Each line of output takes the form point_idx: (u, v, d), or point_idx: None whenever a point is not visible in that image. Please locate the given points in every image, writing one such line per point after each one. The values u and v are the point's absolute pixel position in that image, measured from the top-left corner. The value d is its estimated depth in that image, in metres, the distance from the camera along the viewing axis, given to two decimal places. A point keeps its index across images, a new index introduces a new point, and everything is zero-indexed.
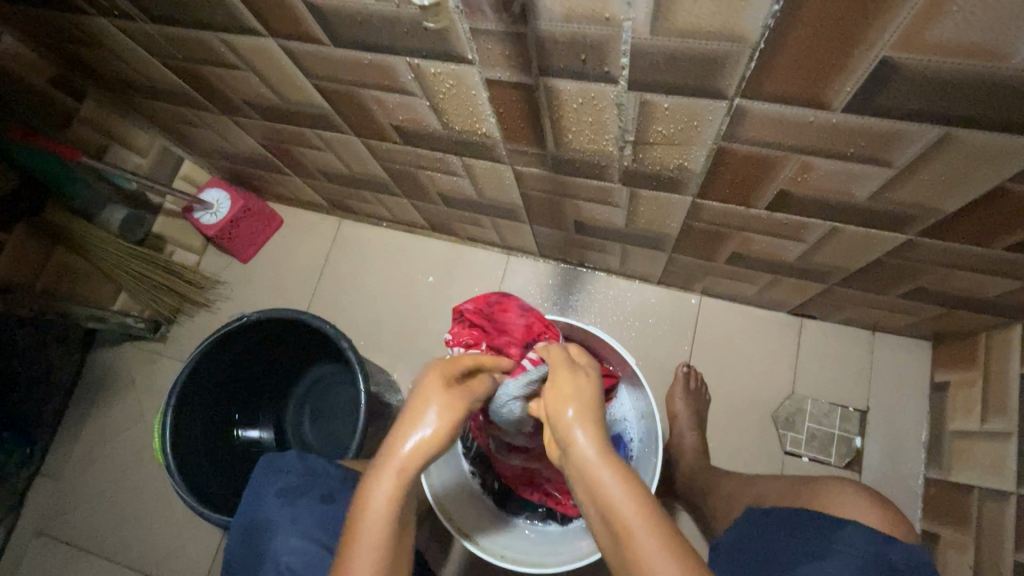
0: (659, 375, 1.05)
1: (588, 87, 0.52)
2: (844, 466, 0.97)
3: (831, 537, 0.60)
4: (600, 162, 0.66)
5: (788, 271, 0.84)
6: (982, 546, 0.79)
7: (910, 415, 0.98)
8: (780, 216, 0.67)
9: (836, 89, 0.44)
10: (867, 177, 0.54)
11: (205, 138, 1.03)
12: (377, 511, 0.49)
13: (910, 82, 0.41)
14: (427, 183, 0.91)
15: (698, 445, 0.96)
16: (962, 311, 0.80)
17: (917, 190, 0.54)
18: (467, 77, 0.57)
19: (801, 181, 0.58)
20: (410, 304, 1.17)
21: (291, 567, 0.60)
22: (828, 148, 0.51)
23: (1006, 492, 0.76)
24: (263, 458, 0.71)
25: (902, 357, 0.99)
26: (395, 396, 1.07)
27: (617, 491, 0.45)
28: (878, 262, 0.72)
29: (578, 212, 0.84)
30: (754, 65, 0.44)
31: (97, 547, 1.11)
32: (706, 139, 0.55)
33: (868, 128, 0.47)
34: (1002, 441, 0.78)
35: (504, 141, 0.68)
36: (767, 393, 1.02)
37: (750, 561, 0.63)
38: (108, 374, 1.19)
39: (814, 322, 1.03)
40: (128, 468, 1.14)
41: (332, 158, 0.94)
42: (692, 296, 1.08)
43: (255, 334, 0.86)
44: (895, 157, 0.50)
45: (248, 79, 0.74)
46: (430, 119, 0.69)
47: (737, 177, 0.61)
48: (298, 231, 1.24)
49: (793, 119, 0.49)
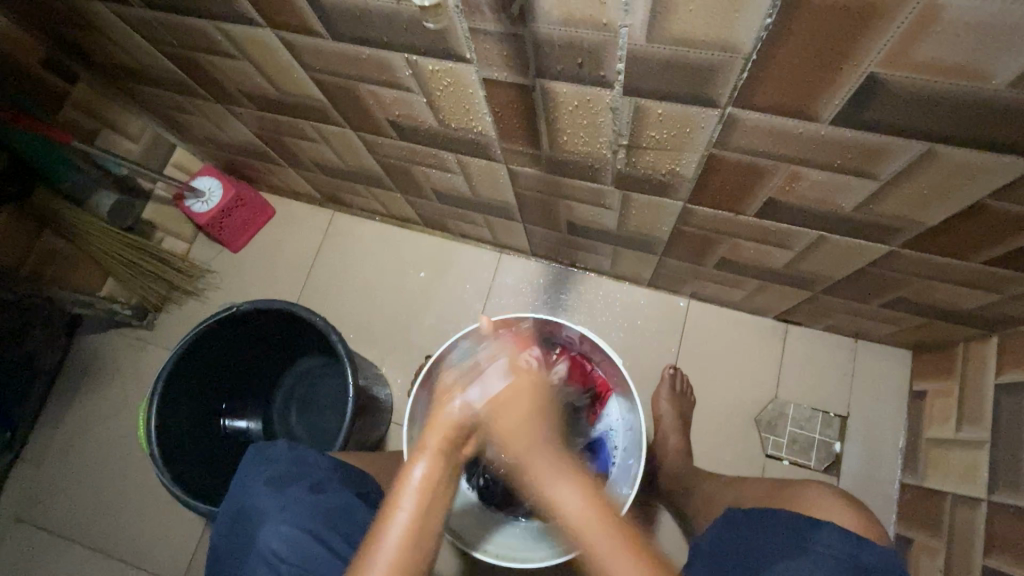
0: (645, 376, 1.07)
1: (583, 90, 0.53)
2: (822, 470, 0.99)
3: (809, 538, 0.61)
4: (594, 164, 0.67)
5: (775, 277, 0.85)
6: (953, 551, 0.81)
7: (889, 422, 0.99)
8: (766, 223, 0.68)
9: (825, 102, 0.45)
10: (852, 188, 0.55)
11: (198, 126, 1.02)
12: (414, 492, 0.55)
13: (895, 97, 0.42)
14: (422, 178, 0.91)
15: (682, 447, 0.97)
16: (940, 322, 0.82)
17: (900, 203, 0.56)
18: (465, 77, 0.57)
19: (789, 190, 0.59)
20: (400, 298, 1.17)
21: (281, 555, 0.60)
22: (814, 158, 0.52)
23: (977, 499, 0.78)
24: (253, 448, 0.71)
25: (883, 365, 1.01)
26: (383, 390, 1.07)
27: (584, 509, 0.56)
28: (861, 271, 0.74)
29: (571, 212, 0.85)
30: (746, 76, 0.44)
31: (78, 535, 1.10)
32: (698, 145, 0.56)
33: (852, 141, 0.48)
34: (975, 449, 0.80)
35: (500, 140, 0.69)
36: (751, 396, 1.04)
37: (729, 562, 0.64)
38: (93, 359, 1.18)
39: (799, 328, 1.05)
40: (111, 455, 1.14)
41: (327, 151, 0.94)
42: (681, 299, 1.09)
43: (245, 324, 0.86)
44: (879, 170, 0.51)
45: (245, 68, 0.74)
46: (427, 116, 0.69)
47: (727, 183, 0.62)
48: (290, 222, 1.23)
49: (780, 129, 0.50)
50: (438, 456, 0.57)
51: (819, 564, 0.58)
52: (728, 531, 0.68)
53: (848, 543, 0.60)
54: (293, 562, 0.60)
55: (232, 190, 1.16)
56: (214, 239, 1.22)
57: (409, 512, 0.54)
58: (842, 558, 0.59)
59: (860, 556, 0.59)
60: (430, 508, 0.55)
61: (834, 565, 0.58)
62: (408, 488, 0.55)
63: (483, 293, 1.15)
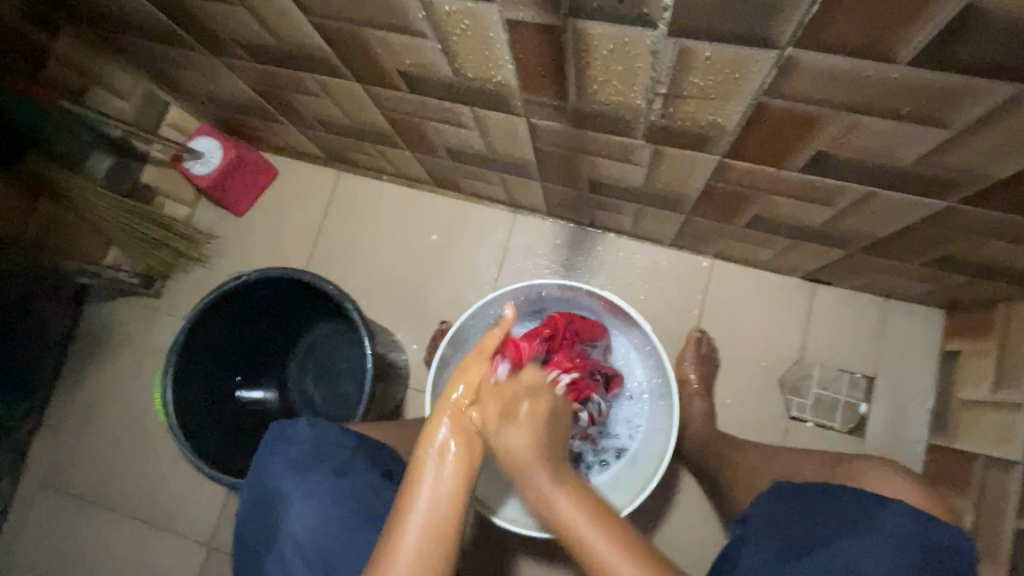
0: (668, 340, 1.04)
1: (621, 31, 0.47)
2: (847, 431, 0.98)
3: (874, 515, 0.59)
4: (626, 116, 0.61)
5: (810, 235, 0.81)
6: (982, 512, 0.80)
7: (918, 383, 0.97)
8: (810, 178, 0.63)
9: (905, 38, 0.39)
10: (916, 139, 0.50)
11: (192, 81, 0.96)
12: (418, 515, 0.50)
13: (989, 31, 0.37)
14: (433, 135, 0.85)
15: (706, 412, 0.95)
16: (984, 280, 0.78)
17: (970, 153, 0.51)
18: (487, 18, 0.51)
19: (844, 141, 0.54)
20: (412, 262, 1.14)
21: (311, 545, 0.61)
22: (881, 104, 0.47)
23: (1011, 461, 0.76)
24: (274, 425, 0.70)
25: (914, 325, 0.98)
26: (400, 356, 1.05)
27: None
28: (907, 228, 0.69)
29: (594, 169, 0.79)
30: (816, 10, 0.39)
31: (105, 500, 1.11)
32: (746, 93, 0.51)
33: (930, 84, 0.43)
34: (1013, 410, 0.78)
35: (521, 90, 0.62)
36: (776, 358, 1.02)
37: (784, 530, 0.63)
38: (103, 329, 1.16)
39: (828, 288, 1.01)
40: (129, 423, 1.14)
41: (331, 107, 0.87)
42: (704, 259, 1.05)
43: (256, 291, 0.83)
44: (953, 117, 0.46)
45: (240, 15, 0.68)
46: (442, 65, 0.63)
47: (774, 135, 0.56)
48: (294, 184, 1.18)
49: (848, 72, 0.44)
50: (457, 441, 0.53)
51: (885, 537, 0.57)
52: (777, 503, 0.67)
53: (920, 521, 0.57)
54: (321, 553, 0.61)
55: (232, 150, 1.10)
56: (217, 203, 1.17)
57: (418, 525, 0.50)
58: (911, 535, 0.57)
59: (932, 533, 0.57)
60: (440, 532, 0.50)
61: (903, 540, 0.56)
62: (420, 493, 0.51)
63: (498, 255, 1.11)
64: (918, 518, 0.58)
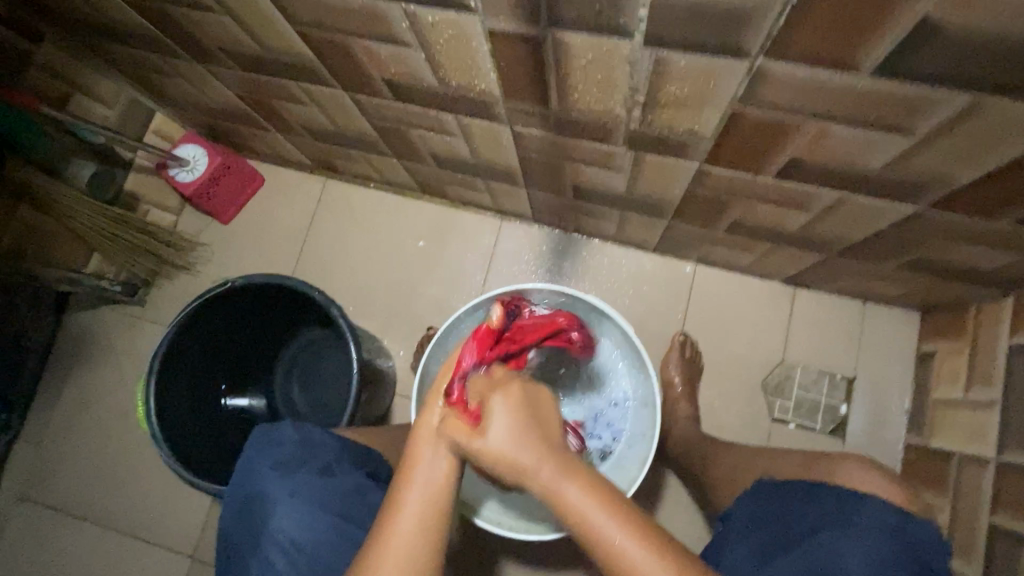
0: (653, 344, 1.05)
1: (599, 41, 0.48)
2: (828, 432, 1.00)
3: (851, 511, 0.61)
4: (607, 124, 0.62)
5: (788, 240, 0.83)
6: (958, 509, 0.82)
7: (895, 384, 1.00)
8: (786, 184, 0.65)
9: (868, 49, 0.41)
10: (883, 146, 0.52)
11: (177, 89, 0.96)
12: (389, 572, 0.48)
13: (945, 43, 0.39)
14: (419, 142, 0.86)
15: (691, 415, 0.96)
16: (955, 282, 0.80)
17: (935, 159, 0.53)
18: (469, 28, 0.52)
19: (816, 148, 0.56)
20: (399, 268, 1.14)
21: (292, 545, 0.60)
22: (848, 112, 0.49)
23: (984, 458, 0.79)
24: (258, 429, 0.70)
25: (891, 327, 1.01)
26: (386, 362, 1.05)
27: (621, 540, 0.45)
28: (880, 232, 0.71)
29: (578, 175, 0.81)
30: (783, 22, 0.41)
31: (85, 513, 1.09)
32: (720, 101, 0.52)
33: (893, 93, 0.45)
34: (986, 409, 0.80)
35: (505, 98, 0.64)
36: (758, 361, 1.03)
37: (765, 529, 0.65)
38: (84, 337, 1.15)
39: (807, 291, 1.04)
40: (111, 433, 1.12)
41: (317, 114, 0.88)
42: (687, 264, 1.07)
43: (242, 297, 0.83)
44: (916, 125, 0.48)
45: (225, 23, 0.68)
46: (426, 74, 0.64)
47: (750, 142, 0.58)
48: (280, 191, 1.18)
49: (816, 82, 0.46)
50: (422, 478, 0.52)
51: (860, 534, 0.58)
52: (760, 501, 0.68)
53: (892, 514, 0.59)
54: (304, 552, 0.60)
55: (216, 158, 1.12)
56: (201, 210, 1.17)
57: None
58: (885, 528, 0.58)
59: (907, 528, 0.58)
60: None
61: (877, 533, 0.58)
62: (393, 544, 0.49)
63: (484, 261, 1.12)
64: (893, 513, 0.59)
